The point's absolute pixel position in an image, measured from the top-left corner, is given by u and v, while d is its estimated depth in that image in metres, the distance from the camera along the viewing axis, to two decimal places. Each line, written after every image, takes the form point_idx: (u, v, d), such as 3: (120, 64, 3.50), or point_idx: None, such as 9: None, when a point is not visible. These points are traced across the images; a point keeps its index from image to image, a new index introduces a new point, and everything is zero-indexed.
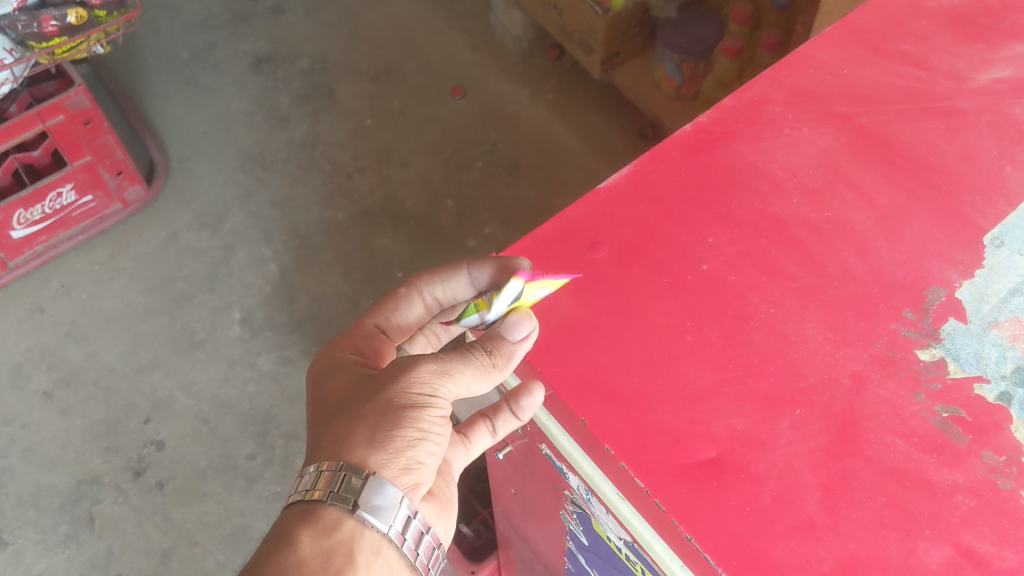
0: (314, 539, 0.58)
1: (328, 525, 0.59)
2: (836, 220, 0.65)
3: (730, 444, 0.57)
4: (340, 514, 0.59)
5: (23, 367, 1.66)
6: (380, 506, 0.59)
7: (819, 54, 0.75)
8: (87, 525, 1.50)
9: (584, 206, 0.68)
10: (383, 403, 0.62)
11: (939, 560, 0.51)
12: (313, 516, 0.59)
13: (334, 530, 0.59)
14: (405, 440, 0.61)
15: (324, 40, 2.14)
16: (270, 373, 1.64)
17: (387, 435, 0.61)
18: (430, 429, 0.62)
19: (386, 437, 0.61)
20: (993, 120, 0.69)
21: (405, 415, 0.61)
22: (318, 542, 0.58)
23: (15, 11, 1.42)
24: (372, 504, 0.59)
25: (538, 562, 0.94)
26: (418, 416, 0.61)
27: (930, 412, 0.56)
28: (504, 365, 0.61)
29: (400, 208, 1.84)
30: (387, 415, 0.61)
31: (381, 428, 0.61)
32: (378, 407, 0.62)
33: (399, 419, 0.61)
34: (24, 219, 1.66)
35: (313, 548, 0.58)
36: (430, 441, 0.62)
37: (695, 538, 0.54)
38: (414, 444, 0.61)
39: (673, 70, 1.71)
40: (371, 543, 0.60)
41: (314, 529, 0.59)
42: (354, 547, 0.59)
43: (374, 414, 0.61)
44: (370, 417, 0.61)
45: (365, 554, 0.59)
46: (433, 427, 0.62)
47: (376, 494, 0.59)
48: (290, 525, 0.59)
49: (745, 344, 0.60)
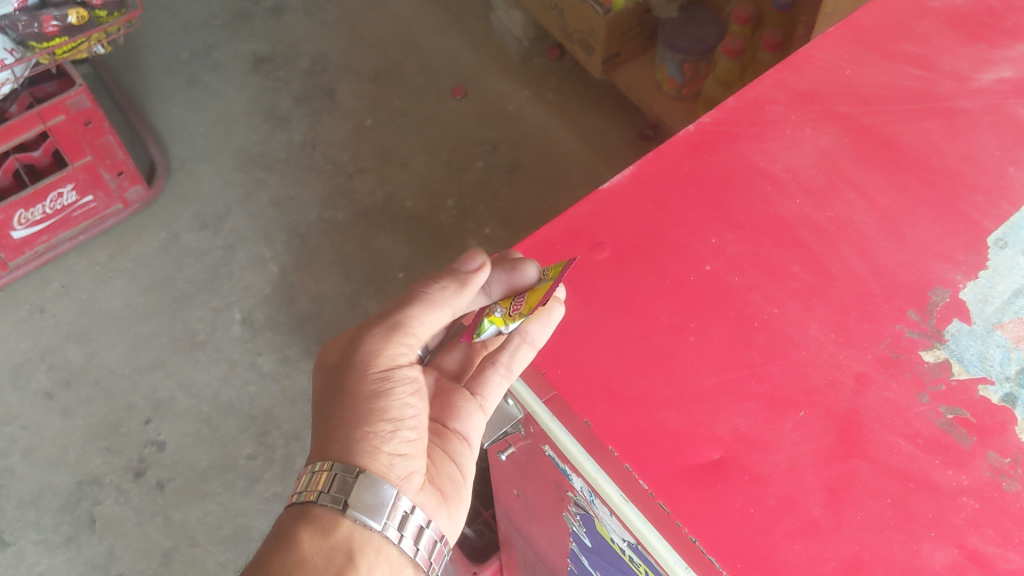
0: (313, 539, 0.58)
1: (326, 524, 0.59)
2: (839, 221, 0.65)
3: (734, 445, 0.56)
4: (336, 513, 0.59)
5: (24, 368, 1.65)
6: (373, 504, 0.59)
7: (822, 54, 0.75)
8: (88, 526, 1.49)
9: (587, 206, 0.68)
10: (349, 398, 0.62)
11: (943, 561, 0.51)
12: (310, 516, 0.60)
13: (332, 530, 0.59)
14: (378, 434, 0.61)
15: (325, 41, 2.14)
16: (271, 373, 1.64)
17: (359, 432, 0.61)
18: (401, 415, 0.62)
19: (360, 434, 0.61)
20: (996, 120, 0.69)
21: (371, 406, 0.62)
22: (318, 542, 0.58)
23: (15, 11, 1.42)
24: (365, 502, 0.59)
25: (541, 563, 0.94)
26: (384, 403, 0.62)
27: (934, 414, 0.56)
28: (456, 291, 0.65)
29: (401, 208, 1.84)
30: (356, 410, 0.62)
31: (352, 426, 0.61)
32: (346, 403, 0.62)
33: (369, 410, 0.61)
34: (25, 219, 1.66)
35: (313, 548, 0.58)
36: (406, 429, 0.62)
37: (699, 539, 0.54)
38: (389, 437, 0.61)
39: (675, 70, 1.71)
40: (369, 541, 0.59)
41: (313, 529, 0.59)
42: (352, 546, 0.59)
43: (344, 411, 0.62)
44: (341, 415, 0.62)
45: (364, 552, 0.59)
46: (403, 411, 0.62)
47: (370, 492, 0.59)
48: (289, 526, 0.60)
49: (748, 345, 0.60)
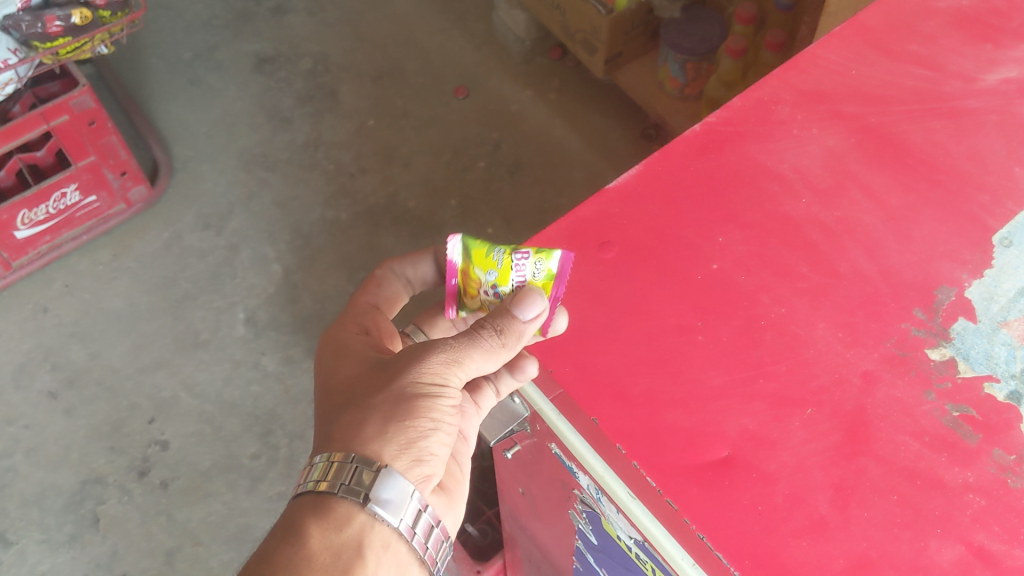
0: (324, 533, 0.58)
1: (339, 519, 0.59)
2: (847, 220, 0.65)
3: (742, 443, 0.57)
4: (351, 507, 0.59)
5: (27, 368, 1.66)
6: (388, 500, 0.60)
7: (828, 54, 0.76)
8: (92, 525, 1.50)
9: (594, 206, 0.68)
10: (396, 392, 0.63)
11: (950, 558, 0.52)
12: (322, 508, 0.60)
13: (345, 524, 0.59)
14: (417, 430, 0.62)
15: (327, 41, 2.14)
16: (275, 373, 1.64)
17: (400, 425, 0.62)
18: (442, 419, 0.63)
19: (399, 427, 0.62)
20: (1001, 120, 0.69)
21: (419, 405, 0.62)
22: (328, 537, 0.58)
23: (19, 11, 1.42)
24: (383, 497, 0.60)
25: (545, 561, 0.94)
26: (432, 406, 0.63)
27: (940, 411, 0.57)
28: (514, 345, 0.62)
29: (403, 208, 1.84)
30: (400, 404, 0.62)
31: (394, 418, 0.62)
32: (390, 395, 0.63)
33: (414, 408, 0.62)
34: (28, 219, 1.66)
35: (322, 543, 0.58)
36: (442, 432, 0.64)
37: (708, 537, 0.54)
38: (426, 436, 0.63)
39: (677, 70, 1.71)
40: (381, 537, 0.60)
41: (325, 523, 0.59)
42: (364, 542, 0.59)
43: (388, 404, 0.62)
44: (383, 405, 0.62)
45: (375, 548, 0.59)
46: (445, 417, 0.64)
47: (386, 487, 0.60)
48: (298, 517, 0.60)
49: (756, 345, 0.60)
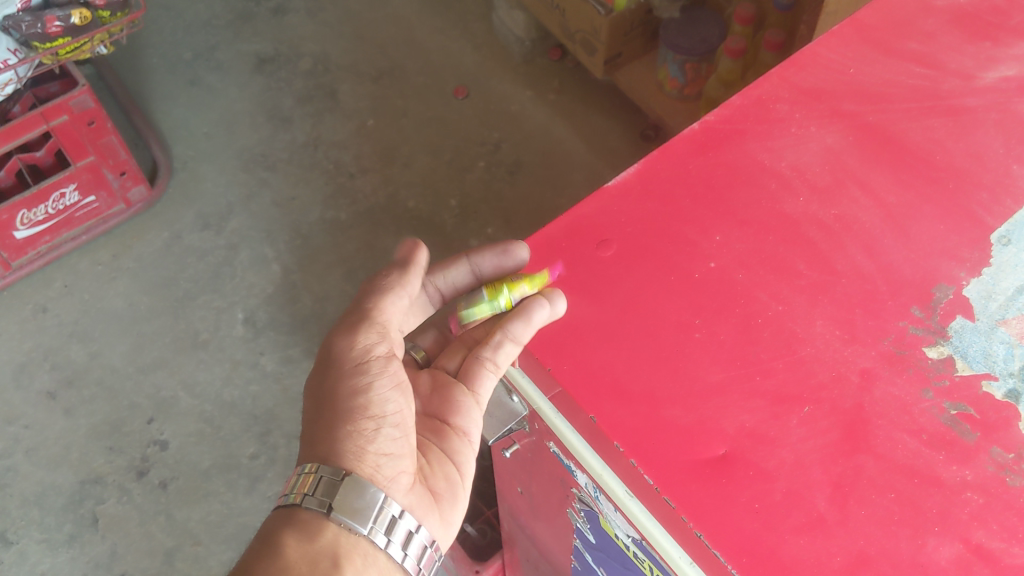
0: (298, 543, 0.60)
1: (311, 530, 0.61)
2: (845, 217, 0.66)
3: (740, 440, 0.57)
4: (321, 517, 0.61)
5: (28, 367, 1.66)
6: (358, 508, 0.61)
7: (827, 51, 0.76)
8: (90, 525, 1.50)
9: (593, 203, 0.68)
10: (330, 395, 0.65)
11: (949, 556, 0.52)
12: (294, 521, 0.61)
13: (317, 535, 0.60)
14: (362, 433, 0.63)
15: (327, 40, 2.15)
16: (273, 373, 1.64)
17: (346, 432, 0.63)
18: (384, 410, 0.64)
19: (345, 436, 0.63)
20: (1000, 118, 0.69)
21: (353, 404, 0.64)
22: (303, 547, 0.59)
23: (20, 11, 1.42)
24: (350, 505, 0.61)
25: (543, 560, 0.94)
26: (366, 400, 0.64)
27: (938, 409, 0.57)
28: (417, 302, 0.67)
29: (403, 208, 1.84)
30: (340, 411, 0.64)
31: (337, 425, 0.63)
32: (329, 404, 0.64)
33: (350, 409, 0.63)
34: (28, 219, 1.67)
35: (298, 552, 0.59)
36: (390, 424, 0.64)
37: (705, 535, 0.54)
38: (374, 434, 0.63)
39: (677, 70, 1.71)
40: (356, 546, 0.61)
41: (297, 534, 0.60)
42: (338, 550, 0.60)
43: (328, 414, 0.64)
44: (326, 414, 0.64)
45: (350, 557, 0.60)
46: (386, 406, 0.64)
47: (354, 494, 0.61)
48: (272, 530, 0.61)
49: (754, 341, 0.60)
